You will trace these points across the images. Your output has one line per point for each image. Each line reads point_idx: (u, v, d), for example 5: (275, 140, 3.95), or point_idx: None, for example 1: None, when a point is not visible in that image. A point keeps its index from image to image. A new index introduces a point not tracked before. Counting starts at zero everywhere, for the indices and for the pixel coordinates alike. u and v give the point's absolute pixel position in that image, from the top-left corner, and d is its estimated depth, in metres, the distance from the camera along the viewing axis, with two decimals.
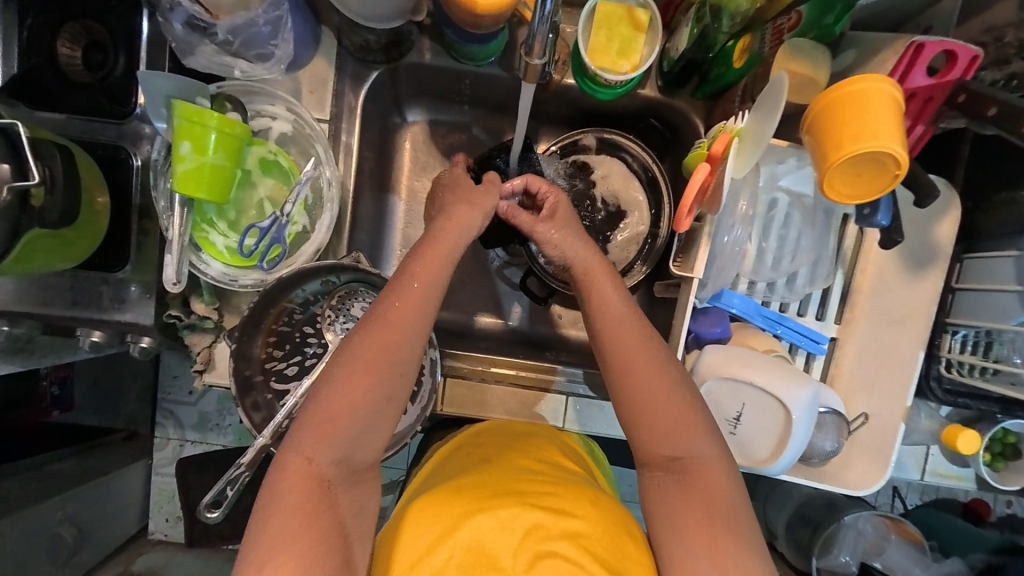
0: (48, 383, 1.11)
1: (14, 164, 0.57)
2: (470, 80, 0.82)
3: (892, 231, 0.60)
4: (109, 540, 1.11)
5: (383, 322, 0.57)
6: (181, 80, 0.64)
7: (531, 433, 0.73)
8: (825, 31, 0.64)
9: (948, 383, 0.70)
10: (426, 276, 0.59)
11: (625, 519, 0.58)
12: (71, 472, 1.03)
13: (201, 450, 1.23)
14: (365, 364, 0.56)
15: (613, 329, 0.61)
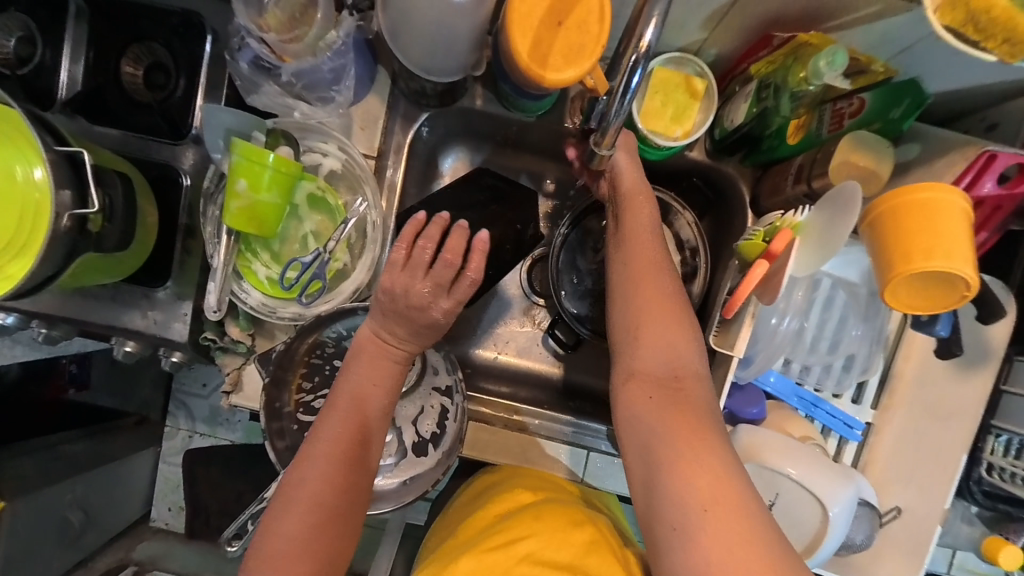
0: (69, 362, 1.13)
1: (76, 190, 0.58)
2: (518, 126, 0.82)
3: (953, 342, 0.66)
4: (112, 524, 1.13)
5: (332, 438, 0.62)
6: (242, 115, 0.65)
7: (491, 489, 0.75)
8: (891, 125, 0.63)
9: (988, 487, 0.69)
10: (364, 390, 0.64)
11: (569, 508, 0.66)
12: (84, 453, 1.04)
13: (208, 443, 1.25)
14: (318, 484, 0.60)
15: (641, 246, 0.63)
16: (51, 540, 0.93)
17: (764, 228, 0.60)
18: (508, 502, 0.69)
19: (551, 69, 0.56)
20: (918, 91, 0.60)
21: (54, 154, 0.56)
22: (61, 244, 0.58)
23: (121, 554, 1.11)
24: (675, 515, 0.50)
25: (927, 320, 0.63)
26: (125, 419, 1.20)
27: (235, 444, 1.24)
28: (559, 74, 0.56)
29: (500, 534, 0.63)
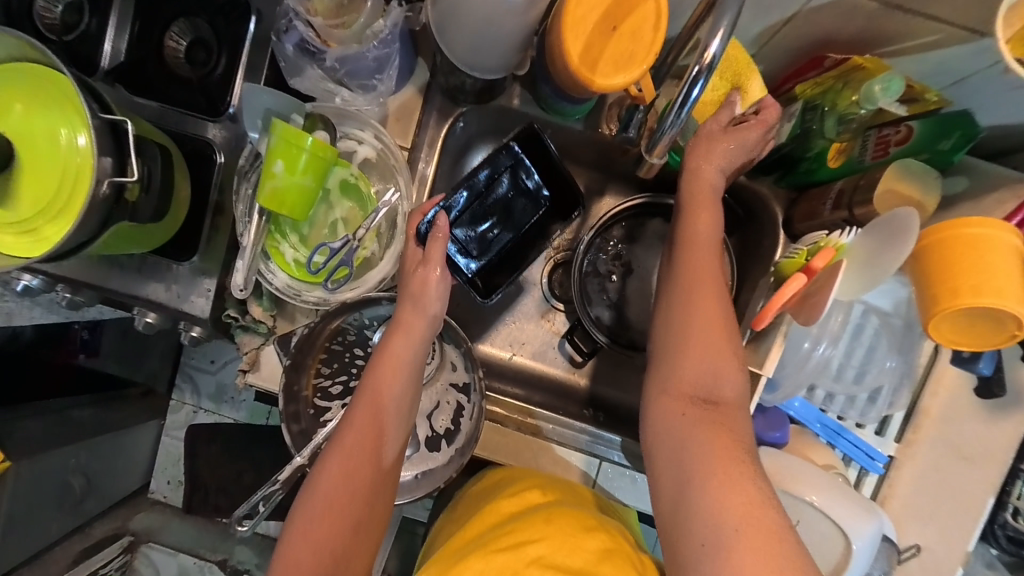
0: (81, 328, 1.14)
1: (116, 158, 0.58)
2: (552, 130, 0.81)
3: (993, 382, 0.65)
4: (112, 493, 1.13)
5: (350, 437, 0.60)
6: (283, 97, 0.66)
7: (496, 489, 0.74)
8: (940, 156, 0.61)
9: (1011, 531, 0.67)
10: (384, 392, 0.62)
11: (582, 514, 0.65)
12: (90, 420, 1.04)
13: (211, 420, 1.23)
14: (335, 484, 0.58)
15: (697, 262, 0.61)
16: (50, 505, 0.94)
17: (807, 249, 0.58)
18: (516, 500, 0.68)
19: (600, 75, 0.56)
20: (971, 124, 0.58)
21: (100, 121, 0.56)
22: (97, 211, 0.58)
23: (119, 522, 1.14)
24: (706, 531, 0.48)
25: (968, 356, 0.63)
26: (131, 389, 1.19)
27: (238, 423, 1.24)
28: (607, 80, 0.56)
29: (508, 534, 0.62)
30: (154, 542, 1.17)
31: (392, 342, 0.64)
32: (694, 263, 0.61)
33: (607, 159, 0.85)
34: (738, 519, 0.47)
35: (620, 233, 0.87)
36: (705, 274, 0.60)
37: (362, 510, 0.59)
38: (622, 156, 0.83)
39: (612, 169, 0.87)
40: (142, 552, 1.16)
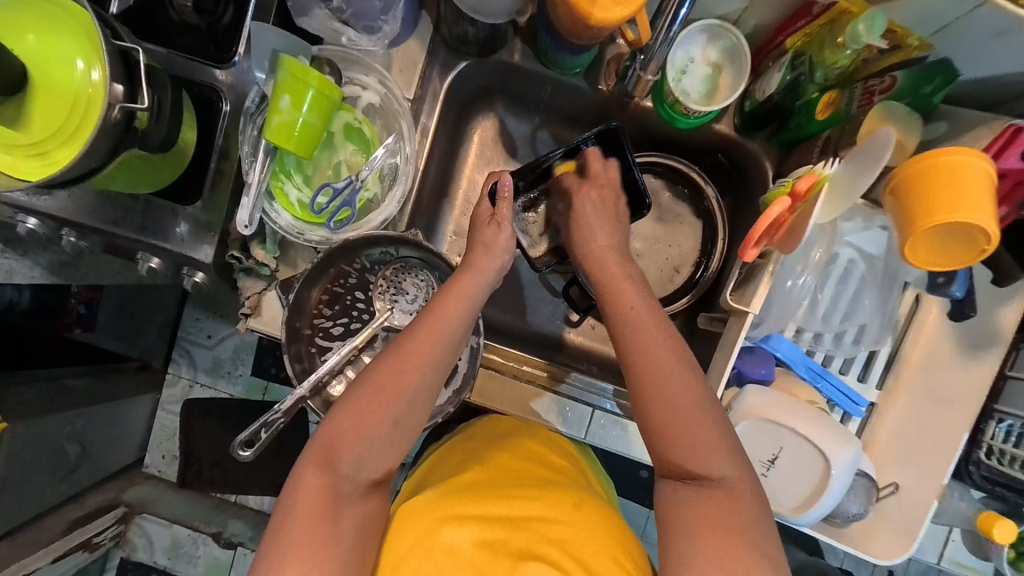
0: (76, 301, 1.21)
1: (126, 86, 0.60)
2: (552, 87, 0.84)
3: (965, 305, 0.66)
4: (106, 464, 1.15)
5: (402, 353, 0.61)
6: (289, 38, 0.68)
7: (519, 434, 0.77)
8: (922, 99, 0.64)
9: (986, 470, 0.70)
10: (444, 320, 0.63)
11: (615, 526, 0.64)
12: (85, 390, 1.06)
13: (209, 395, 1.26)
14: (375, 392, 0.59)
15: (667, 398, 0.58)
16: (45, 468, 0.96)
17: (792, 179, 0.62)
18: (542, 463, 0.72)
19: (598, 7, 0.58)
20: (950, 70, 0.61)
21: (111, 47, 0.59)
22: (106, 137, 0.60)
23: (113, 494, 1.17)
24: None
25: (941, 280, 0.65)
26: (127, 363, 1.24)
27: (235, 398, 1.26)
28: (606, 13, 0.59)
29: (525, 492, 0.65)
30: (147, 513, 1.19)
31: (462, 275, 0.67)
32: (662, 406, 0.58)
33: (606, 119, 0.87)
34: (724, 531, 0.53)
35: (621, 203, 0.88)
36: (674, 381, 0.58)
37: (394, 422, 0.60)
38: (621, 114, 0.85)
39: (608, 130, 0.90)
40: (136, 523, 1.24)
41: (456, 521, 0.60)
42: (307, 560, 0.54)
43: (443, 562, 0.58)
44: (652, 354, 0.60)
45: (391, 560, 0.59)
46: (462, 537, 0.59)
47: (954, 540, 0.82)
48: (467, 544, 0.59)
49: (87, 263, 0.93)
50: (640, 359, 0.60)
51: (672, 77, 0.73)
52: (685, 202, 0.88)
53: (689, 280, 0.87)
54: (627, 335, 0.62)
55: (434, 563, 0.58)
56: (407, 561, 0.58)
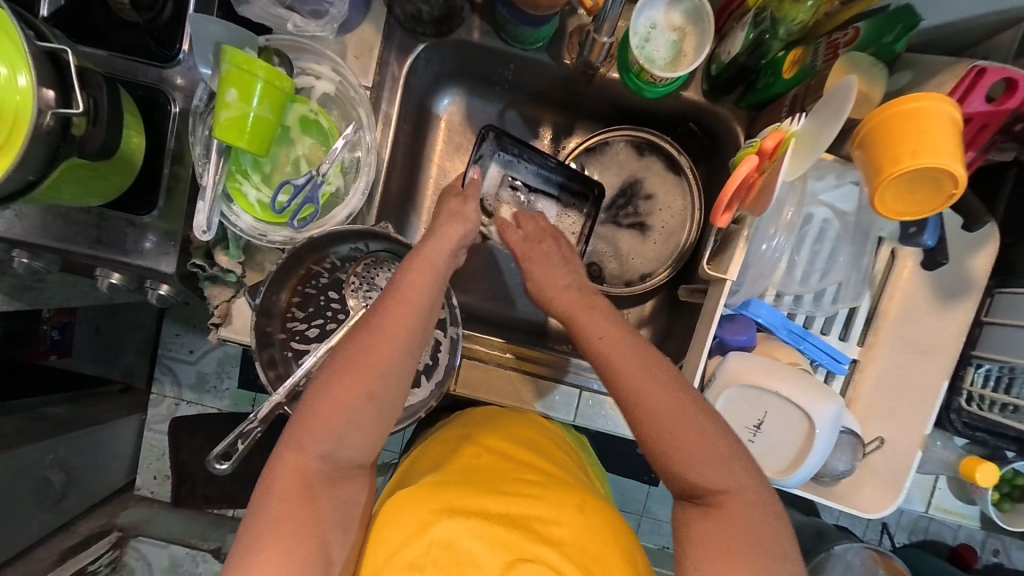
0: (49, 327, 1.14)
1: (58, 90, 0.56)
2: (515, 64, 0.82)
3: (937, 253, 0.66)
4: (95, 491, 1.12)
5: (371, 329, 0.60)
6: (233, 30, 0.64)
7: (515, 420, 0.75)
8: (885, 49, 0.62)
9: (967, 416, 0.71)
10: (415, 294, 0.63)
11: (620, 530, 0.62)
12: (66, 417, 1.03)
13: (196, 411, 1.23)
14: (346, 366, 0.59)
15: (656, 423, 0.56)
16: (28, 501, 0.93)
17: (759, 138, 0.60)
18: (546, 454, 0.71)
19: None
20: (911, 16, 0.59)
21: (35, 48, 0.55)
22: (42, 144, 0.56)
23: (104, 520, 1.12)
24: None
25: (914, 231, 0.63)
26: (109, 387, 1.19)
27: (223, 412, 1.23)
28: None
29: (527, 490, 0.63)
30: (142, 535, 1.12)
31: (427, 244, 0.66)
32: (659, 434, 0.56)
33: (573, 94, 0.85)
34: (737, 557, 0.51)
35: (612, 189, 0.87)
36: (666, 402, 0.56)
37: (371, 395, 0.58)
38: (587, 88, 0.82)
39: (576, 107, 0.88)
40: (131, 547, 1.11)
41: (450, 513, 0.58)
42: (287, 549, 0.52)
43: (440, 555, 0.55)
44: (638, 377, 0.57)
45: (380, 553, 0.57)
46: (457, 530, 0.57)
47: (941, 488, 0.82)
48: (465, 538, 0.57)
49: (49, 286, 0.89)
50: (622, 388, 0.58)
51: (637, 45, 0.71)
52: (663, 170, 0.86)
53: (669, 254, 0.86)
54: (603, 365, 0.60)
55: (429, 555, 0.55)
56: (397, 553, 0.56)
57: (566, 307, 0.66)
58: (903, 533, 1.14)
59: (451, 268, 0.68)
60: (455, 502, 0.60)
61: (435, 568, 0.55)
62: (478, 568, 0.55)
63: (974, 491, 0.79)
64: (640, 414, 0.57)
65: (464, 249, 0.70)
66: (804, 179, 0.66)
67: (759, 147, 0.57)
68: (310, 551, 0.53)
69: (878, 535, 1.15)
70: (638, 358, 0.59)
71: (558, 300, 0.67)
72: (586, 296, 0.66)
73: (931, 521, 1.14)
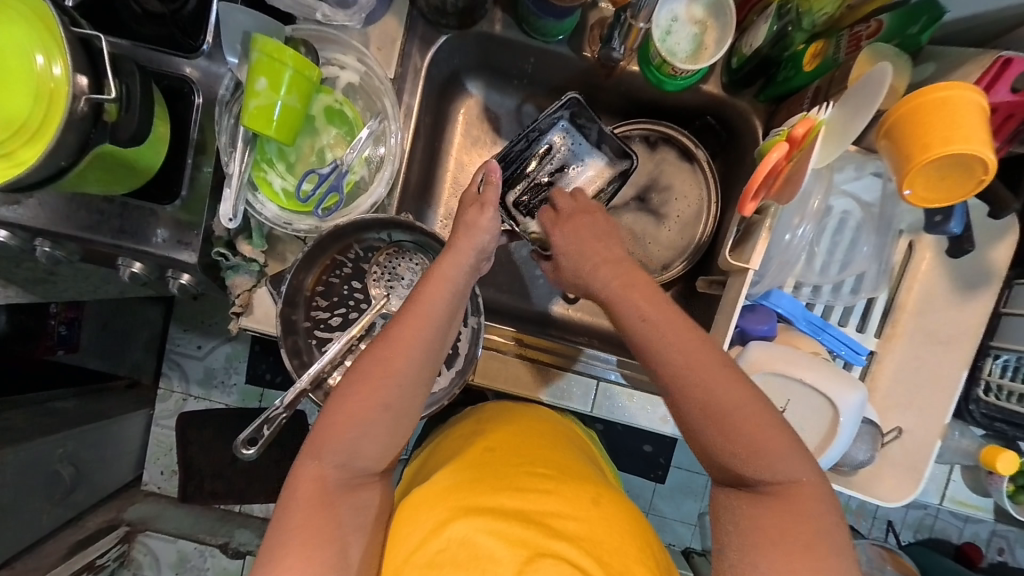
0: (57, 323, 1.14)
1: (92, 78, 0.57)
2: (535, 57, 0.82)
3: (963, 240, 0.66)
4: (104, 485, 1.12)
5: (387, 341, 0.59)
6: (261, 18, 0.66)
7: (527, 416, 0.76)
8: (909, 40, 0.63)
9: (986, 407, 0.71)
10: (430, 302, 0.61)
11: (635, 520, 0.63)
12: (75, 411, 1.02)
13: (203, 406, 1.22)
14: (363, 379, 0.57)
15: (710, 415, 0.53)
16: (38, 495, 0.93)
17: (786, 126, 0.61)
18: (559, 448, 0.70)
19: None
20: (936, 7, 0.60)
21: (71, 34, 0.55)
22: (74, 131, 0.56)
23: (113, 514, 1.12)
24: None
25: (939, 219, 0.63)
26: (117, 382, 1.19)
27: (232, 408, 1.23)
28: None
29: (541, 485, 0.62)
30: (151, 530, 1.15)
31: (444, 257, 0.65)
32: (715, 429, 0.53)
33: (592, 88, 0.86)
34: (785, 539, 0.50)
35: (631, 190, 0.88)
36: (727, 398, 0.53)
37: (387, 407, 0.57)
38: (607, 81, 0.83)
39: (593, 100, 0.89)
40: (139, 541, 1.17)
41: (465, 513, 0.58)
42: (309, 547, 0.52)
43: (457, 553, 0.55)
44: (695, 367, 0.54)
45: (399, 554, 0.57)
46: (473, 527, 0.57)
47: (955, 480, 0.83)
48: (482, 536, 0.56)
49: (63, 278, 0.89)
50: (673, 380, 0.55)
51: (659, 37, 0.73)
52: (680, 163, 0.86)
53: (685, 244, 0.86)
54: (653, 352, 0.56)
55: (445, 555, 0.55)
56: (415, 554, 0.56)
57: (611, 283, 0.62)
58: (909, 532, 1.15)
59: (470, 276, 0.66)
60: (472, 502, 0.59)
61: (452, 566, 0.54)
62: (496, 564, 0.53)
63: (989, 483, 0.80)
64: (692, 406, 0.54)
65: (484, 259, 0.69)
66: (827, 169, 0.67)
67: (788, 135, 0.58)
68: (323, 553, 0.52)
69: (884, 534, 1.16)
70: (693, 343, 0.56)
71: (601, 276, 0.62)
72: (628, 273, 0.62)
73: (937, 520, 1.15)
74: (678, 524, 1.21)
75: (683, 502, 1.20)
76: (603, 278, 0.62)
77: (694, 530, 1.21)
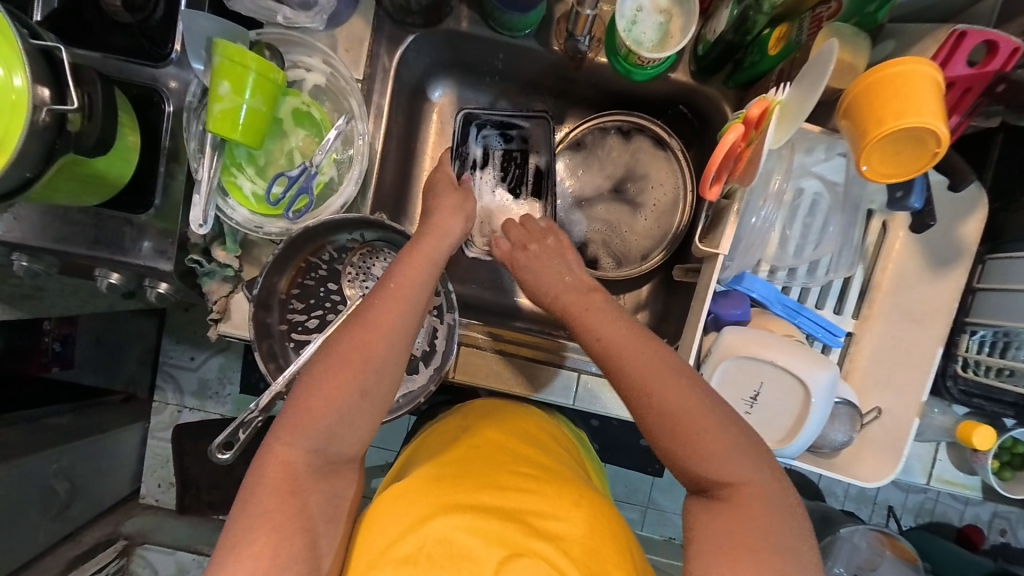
0: (51, 339, 1.14)
1: (54, 88, 0.57)
2: (505, 53, 0.83)
3: (925, 215, 0.66)
4: (100, 499, 1.12)
5: (364, 326, 0.60)
6: (224, 24, 0.66)
7: (512, 414, 0.75)
8: (867, 18, 0.64)
9: (963, 383, 0.72)
10: (409, 288, 0.63)
11: (616, 524, 0.61)
12: (68, 427, 1.02)
13: (199, 417, 1.23)
14: (341, 364, 0.58)
15: (663, 417, 0.54)
16: (31, 510, 0.92)
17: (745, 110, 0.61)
18: (541, 446, 0.70)
19: None
20: None
21: (30, 45, 0.55)
22: (38, 141, 0.56)
23: (110, 528, 1.12)
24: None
25: (900, 195, 0.63)
26: (113, 396, 1.19)
27: (226, 417, 1.23)
28: None
29: (523, 484, 0.61)
30: (147, 543, 1.10)
31: (424, 239, 0.67)
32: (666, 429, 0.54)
33: (564, 81, 0.86)
34: (732, 534, 0.50)
35: (606, 183, 0.89)
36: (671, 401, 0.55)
37: (363, 395, 0.58)
38: (577, 73, 0.83)
39: (566, 94, 0.89)
40: (138, 554, 1.10)
41: (443, 512, 0.57)
42: (282, 551, 0.51)
43: (434, 549, 0.54)
44: (644, 370, 0.56)
45: (374, 546, 0.56)
46: (451, 524, 0.56)
47: (941, 459, 0.82)
48: (461, 534, 0.55)
49: (50, 293, 0.89)
50: (623, 379, 0.57)
51: (624, 28, 0.72)
52: (654, 152, 0.86)
53: (661, 233, 0.86)
54: (605, 356, 0.59)
55: (421, 552, 0.54)
56: (390, 547, 0.55)
57: (564, 306, 0.67)
58: (909, 516, 1.14)
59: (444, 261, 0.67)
60: (451, 498, 0.59)
61: (429, 562, 0.53)
62: (472, 562, 0.53)
63: (974, 460, 0.79)
64: (642, 403, 0.56)
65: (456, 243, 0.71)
66: (791, 150, 0.67)
67: (744, 118, 0.58)
68: (301, 550, 0.52)
69: (884, 519, 1.15)
70: (644, 349, 0.58)
71: (560, 299, 0.67)
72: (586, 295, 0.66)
73: (938, 503, 1.14)
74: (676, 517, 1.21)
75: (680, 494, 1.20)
76: (562, 300, 0.67)
77: None
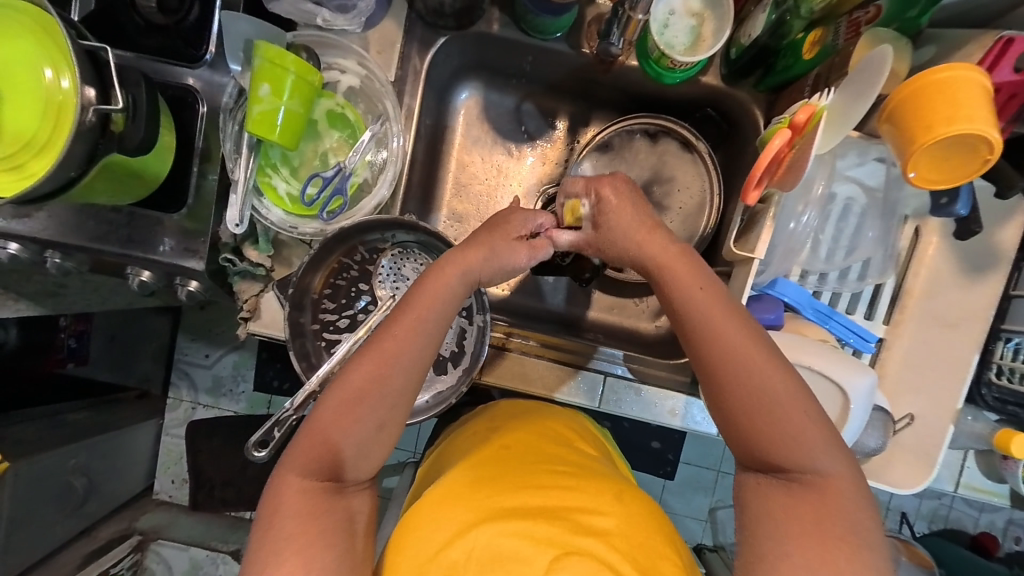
0: (66, 335, 1.12)
1: (99, 89, 0.57)
2: (533, 56, 0.83)
3: (971, 221, 0.67)
4: (116, 496, 1.13)
5: (399, 318, 0.60)
6: (263, 26, 0.67)
7: (541, 416, 0.75)
8: (908, 23, 0.64)
9: (998, 391, 0.72)
10: (446, 282, 0.62)
11: (660, 520, 0.61)
12: (84, 424, 1.03)
13: (212, 414, 1.24)
14: (375, 354, 0.58)
15: (749, 393, 0.53)
16: (51, 506, 0.93)
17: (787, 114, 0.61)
18: (574, 447, 0.70)
19: None
20: None
21: (77, 47, 0.56)
22: (82, 141, 0.57)
23: (124, 524, 1.13)
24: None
25: (945, 201, 0.63)
26: (126, 393, 1.20)
27: (239, 415, 1.23)
28: None
29: (563, 482, 0.61)
30: (162, 539, 1.16)
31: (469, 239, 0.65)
32: (750, 398, 0.53)
33: (590, 83, 0.86)
34: (807, 523, 0.50)
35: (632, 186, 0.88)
36: (759, 371, 0.54)
37: (400, 394, 0.59)
38: (605, 76, 0.84)
39: (593, 96, 0.89)
40: (151, 550, 1.18)
41: (489, 520, 0.57)
42: (325, 550, 0.53)
43: (483, 556, 0.54)
44: (734, 341, 0.55)
45: (422, 552, 0.56)
46: (497, 530, 0.55)
47: (969, 467, 0.81)
48: (509, 538, 0.55)
49: (73, 290, 0.90)
50: (709, 345, 0.55)
51: (657, 31, 0.73)
52: (682, 155, 0.86)
53: (688, 236, 0.86)
54: (692, 316, 0.57)
55: (469, 556, 0.54)
56: (439, 554, 0.55)
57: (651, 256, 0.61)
58: (923, 522, 1.14)
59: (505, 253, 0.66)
60: (494, 503, 0.59)
61: (477, 567, 0.53)
62: (522, 563, 0.52)
63: (1004, 467, 0.79)
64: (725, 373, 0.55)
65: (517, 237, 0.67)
66: (829, 155, 0.67)
67: (789, 121, 0.58)
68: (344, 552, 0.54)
69: (899, 525, 1.15)
70: (726, 317, 0.56)
71: (646, 247, 0.61)
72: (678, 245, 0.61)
73: (953, 509, 1.14)
74: (688, 520, 1.21)
75: (693, 497, 1.20)
76: (646, 249, 0.61)
77: (705, 526, 1.20)
